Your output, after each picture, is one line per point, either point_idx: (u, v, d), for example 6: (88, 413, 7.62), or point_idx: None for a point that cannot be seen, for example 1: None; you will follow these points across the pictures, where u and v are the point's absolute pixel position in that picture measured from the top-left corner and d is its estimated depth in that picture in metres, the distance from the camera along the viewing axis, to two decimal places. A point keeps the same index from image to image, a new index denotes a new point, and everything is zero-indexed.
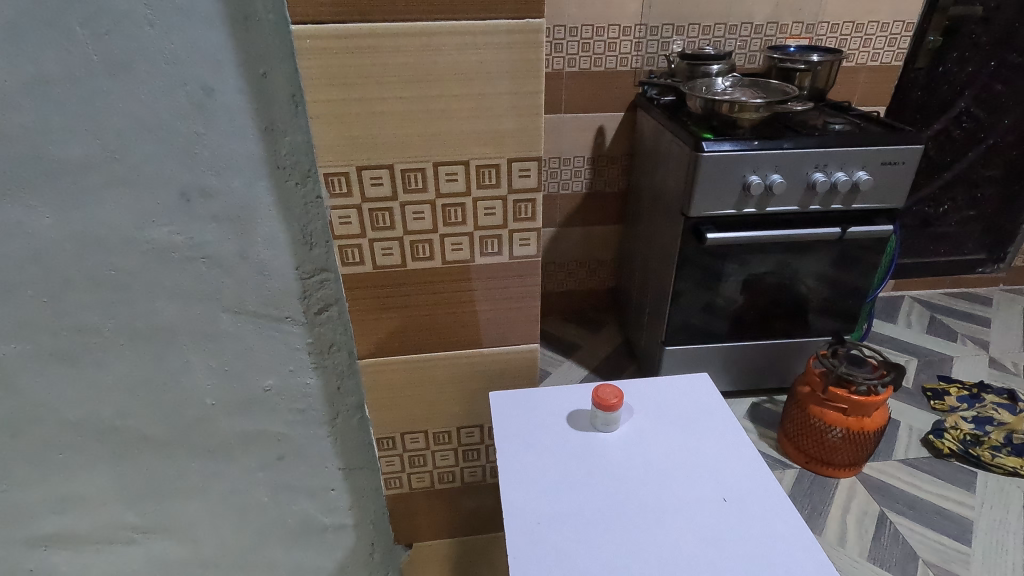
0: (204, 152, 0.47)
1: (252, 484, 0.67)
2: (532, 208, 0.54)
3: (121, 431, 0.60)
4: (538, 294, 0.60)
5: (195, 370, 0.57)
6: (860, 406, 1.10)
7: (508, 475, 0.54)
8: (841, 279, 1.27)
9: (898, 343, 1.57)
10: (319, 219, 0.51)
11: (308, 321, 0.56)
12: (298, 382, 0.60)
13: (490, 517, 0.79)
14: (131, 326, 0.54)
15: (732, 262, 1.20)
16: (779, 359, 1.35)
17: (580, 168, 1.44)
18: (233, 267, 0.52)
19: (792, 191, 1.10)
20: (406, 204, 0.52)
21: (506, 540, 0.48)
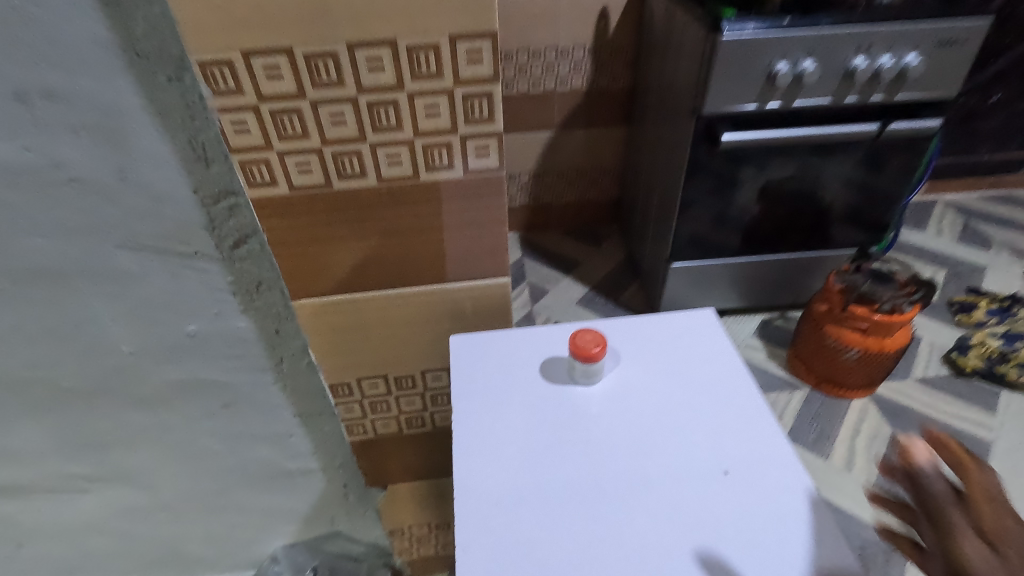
0: (27, 32, 0.33)
1: (202, 433, 0.61)
2: (488, 105, 0.41)
3: (35, 384, 0.53)
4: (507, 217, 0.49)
5: (102, 316, 0.48)
6: (882, 327, 1.00)
7: (482, 441, 0.49)
8: (871, 184, 1.13)
9: (925, 253, 1.45)
10: (208, 128, 0.40)
11: (225, 256, 0.46)
12: (228, 327, 0.50)
13: None
14: (7, 267, 0.44)
15: (750, 166, 1.06)
16: (795, 274, 1.25)
17: (581, 61, 1.25)
18: (113, 194, 0.41)
19: (826, 81, 0.93)
20: (319, 103, 0.41)
21: (477, 518, 0.44)
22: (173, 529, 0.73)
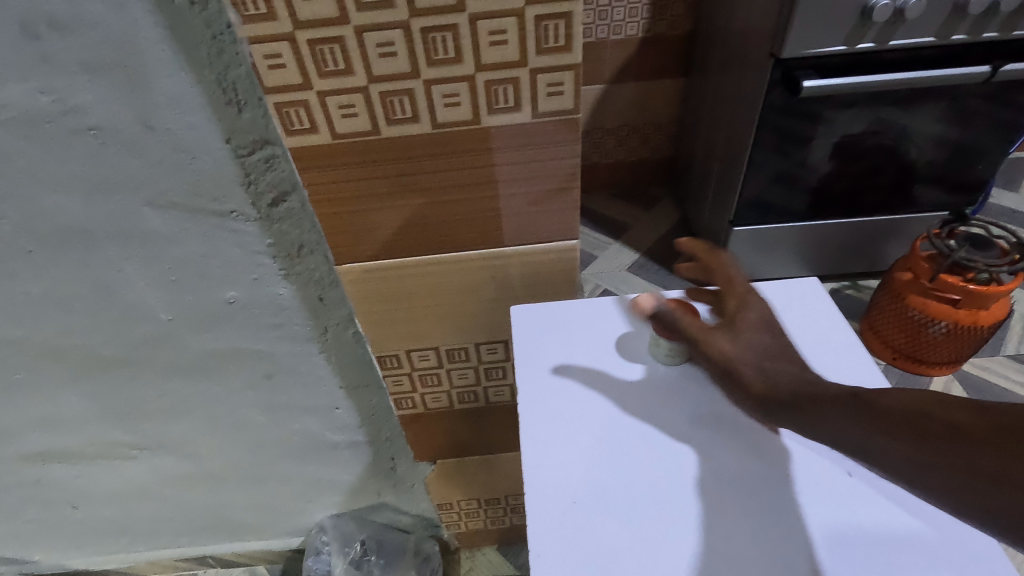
0: None
1: (244, 403, 0.58)
2: (561, 30, 0.35)
3: (74, 351, 0.50)
4: (578, 169, 0.42)
5: (135, 281, 0.45)
6: (977, 297, 0.90)
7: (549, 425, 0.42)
8: (968, 138, 1.00)
9: (1018, 219, 1.30)
10: (238, 64, 0.34)
11: (263, 217, 0.41)
12: (268, 294, 0.47)
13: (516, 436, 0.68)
14: (34, 227, 0.41)
15: (830, 117, 0.94)
16: (869, 239, 1.14)
17: (637, 5, 1.14)
18: (137, 143, 0.36)
19: (933, 14, 0.80)
20: (365, 29, 0.34)
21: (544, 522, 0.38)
22: (220, 498, 0.72)
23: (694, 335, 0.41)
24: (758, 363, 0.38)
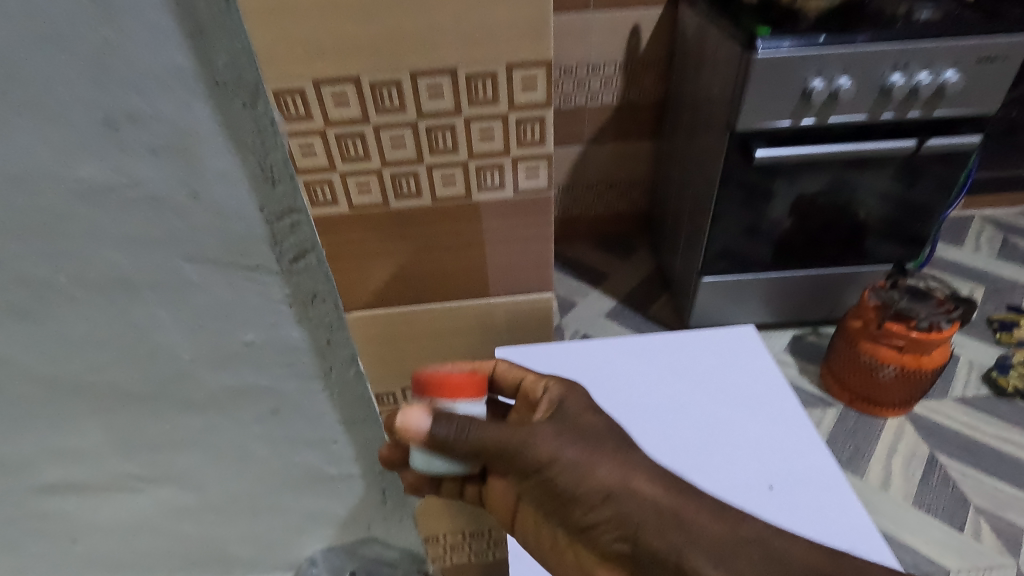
0: (121, 66, 0.36)
1: (250, 436, 0.63)
2: (538, 129, 0.44)
3: (101, 388, 0.56)
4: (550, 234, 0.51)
5: (166, 324, 0.51)
6: (918, 344, 0.99)
7: None
8: (909, 196, 1.11)
9: (963, 270, 1.42)
10: (277, 149, 0.42)
11: (284, 270, 0.48)
12: (281, 336, 0.53)
13: None
14: (83, 278, 0.47)
15: (783, 178, 1.05)
16: (829, 288, 1.23)
17: (612, 77, 1.27)
18: (184, 209, 0.43)
19: (863, 97, 0.93)
20: (382, 127, 0.43)
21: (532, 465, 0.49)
22: (217, 530, 0.76)
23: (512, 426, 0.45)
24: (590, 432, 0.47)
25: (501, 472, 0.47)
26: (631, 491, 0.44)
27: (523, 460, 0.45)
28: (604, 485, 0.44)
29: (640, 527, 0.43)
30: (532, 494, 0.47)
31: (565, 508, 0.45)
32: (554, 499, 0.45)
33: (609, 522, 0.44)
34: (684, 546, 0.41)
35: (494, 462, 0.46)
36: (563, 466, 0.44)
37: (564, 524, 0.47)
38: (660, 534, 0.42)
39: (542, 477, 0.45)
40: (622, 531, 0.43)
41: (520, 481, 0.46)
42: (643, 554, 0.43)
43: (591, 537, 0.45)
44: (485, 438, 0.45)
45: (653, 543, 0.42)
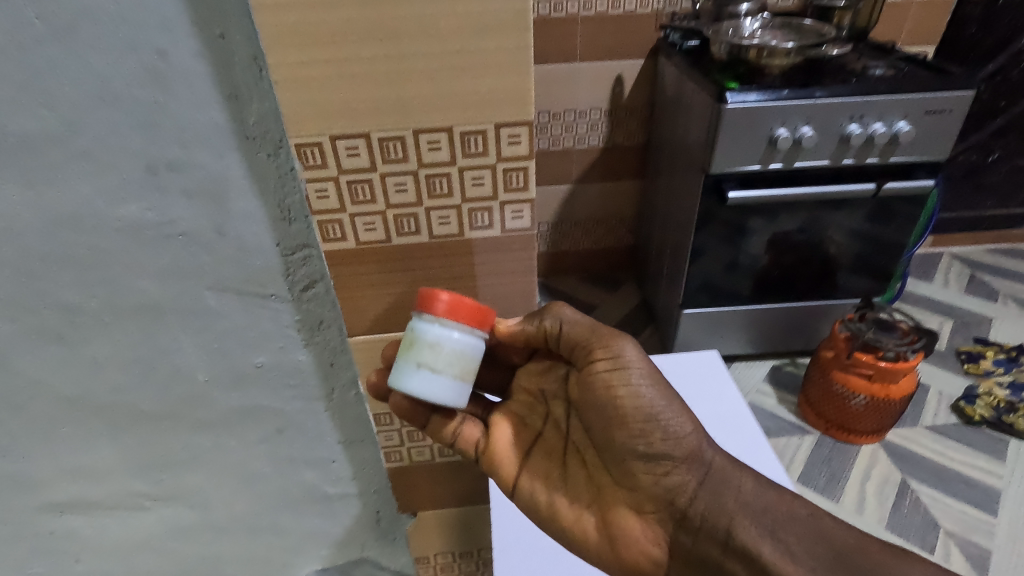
0: (167, 123, 0.42)
1: (254, 455, 0.67)
2: (523, 177, 0.50)
3: (119, 407, 0.60)
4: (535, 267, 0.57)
5: (186, 347, 0.56)
6: (886, 373, 1.05)
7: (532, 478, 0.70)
8: (876, 234, 1.19)
9: (934, 304, 1.49)
10: (295, 193, 0.48)
11: (295, 298, 0.54)
12: (290, 359, 0.58)
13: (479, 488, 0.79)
14: (115, 304, 0.52)
15: (757, 217, 1.13)
16: (805, 320, 1.30)
17: (597, 121, 1.36)
18: (211, 245, 0.49)
19: (824, 144, 1.03)
20: (387, 175, 0.49)
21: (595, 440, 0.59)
22: (217, 551, 0.78)
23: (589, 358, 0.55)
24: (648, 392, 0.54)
25: (588, 385, 0.56)
26: (706, 460, 0.55)
27: (626, 381, 0.54)
28: (687, 439, 0.54)
29: (700, 484, 0.54)
30: (611, 419, 0.55)
31: (639, 440, 0.54)
32: (634, 430, 0.54)
33: (673, 470, 0.54)
34: (738, 512, 0.53)
35: (598, 369, 0.55)
36: (654, 409, 0.53)
37: (621, 453, 0.56)
38: (715, 496, 0.54)
39: (638, 407, 0.54)
40: (680, 481, 0.55)
41: (606, 402, 0.55)
42: (684, 499, 0.55)
43: (643, 469, 0.55)
44: (599, 339, 0.55)
45: (703, 501, 0.54)
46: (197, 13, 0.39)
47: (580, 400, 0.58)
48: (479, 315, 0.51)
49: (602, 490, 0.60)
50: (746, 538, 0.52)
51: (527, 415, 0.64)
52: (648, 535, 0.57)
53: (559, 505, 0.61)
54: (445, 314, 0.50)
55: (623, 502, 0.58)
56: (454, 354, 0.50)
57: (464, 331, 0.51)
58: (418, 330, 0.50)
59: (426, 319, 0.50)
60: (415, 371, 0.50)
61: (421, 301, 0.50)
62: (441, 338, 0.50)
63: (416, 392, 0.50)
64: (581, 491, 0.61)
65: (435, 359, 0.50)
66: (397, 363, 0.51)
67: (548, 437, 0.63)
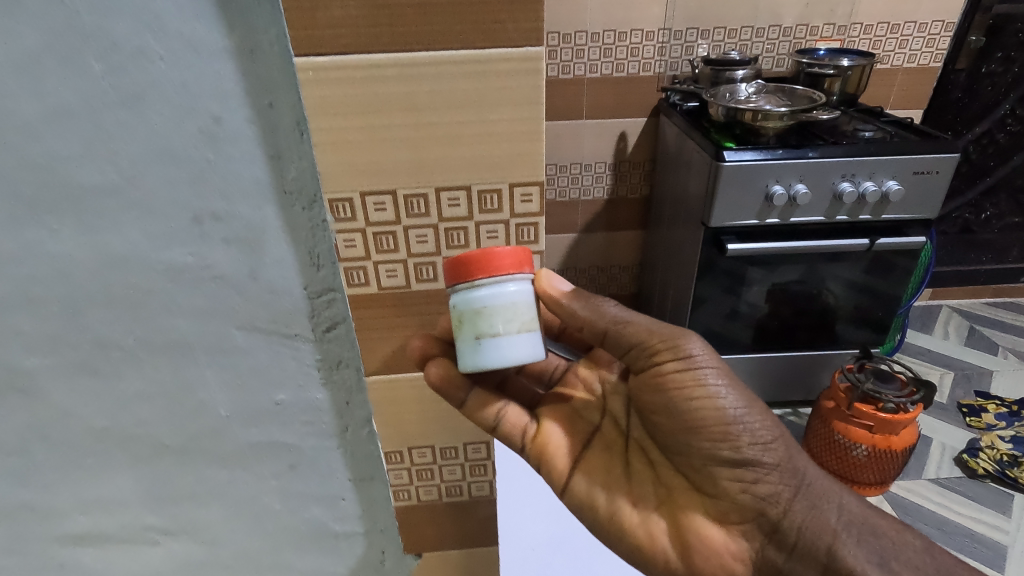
0: (214, 178, 0.48)
1: (266, 491, 0.69)
2: (534, 231, 0.55)
3: (142, 439, 0.62)
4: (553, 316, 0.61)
5: (211, 382, 0.59)
6: (886, 425, 1.07)
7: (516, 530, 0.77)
8: (873, 286, 1.21)
9: (933, 356, 1.51)
10: (324, 242, 0.52)
11: (317, 338, 0.57)
12: (307, 397, 0.61)
13: (486, 530, 0.77)
14: (149, 340, 0.56)
15: (757, 268, 1.17)
16: (806, 370, 1.32)
17: (602, 174, 1.42)
18: (243, 287, 0.53)
19: (818, 201, 1.08)
20: (410, 227, 0.53)
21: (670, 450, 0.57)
22: None
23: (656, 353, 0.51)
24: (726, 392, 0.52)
25: (658, 388, 0.53)
26: (794, 467, 0.54)
27: (705, 384, 0.51)
28: (775, 446, 0.52)
29: (794, 494, 0.53)
30: (691, 423, 0.52)
31: (724, 445, 0.52)
32: (718, 434, 0.52)
33: (763, 478, 0.52)
34: (841, 529, 0.53)
35: (669, 371, 0.51)
36: (736, 414, 0.51)
37: (701, 459, 0.54)
38: (811, 507, 0.53)
39: (723, 413, 0.51)
40: (772, 489, 0.53)
41: (684, 406, 0.52)
42: (776, 509, 0.53)
43: (729, 477, 0.53)
44: (663, 339, 0.51)
45: (799, 511, 0.53)
46: (251, 86, 0.45)
47: (646, 402, 0.56)
48: (521, 257, 0.48)
49: (673, 493, 0.57)
50: (850, 557, 0.52)
51: (583, 407, 0.63)
52: (731, 544, 0.54)
53: (623, 510, 0.58)
54: (488, 270, 0.46)
55: (700, 507, 0.56)
56: (513, 307, 0.47)
57: (514, 280, 0.47)
58: (465, 299, 0.47)
59: (467, 285, 0.47)
60: (484, 340, 0.47)
61: (457, 270, 0.47)
62: (493, 297, 0.46)
63: (492, 361, 0.47)
64: (649, 493, 0.58)
65: (496, 320, 0.47)
66: (460, 343, 0.48)
67: (607, 431, 0.62)
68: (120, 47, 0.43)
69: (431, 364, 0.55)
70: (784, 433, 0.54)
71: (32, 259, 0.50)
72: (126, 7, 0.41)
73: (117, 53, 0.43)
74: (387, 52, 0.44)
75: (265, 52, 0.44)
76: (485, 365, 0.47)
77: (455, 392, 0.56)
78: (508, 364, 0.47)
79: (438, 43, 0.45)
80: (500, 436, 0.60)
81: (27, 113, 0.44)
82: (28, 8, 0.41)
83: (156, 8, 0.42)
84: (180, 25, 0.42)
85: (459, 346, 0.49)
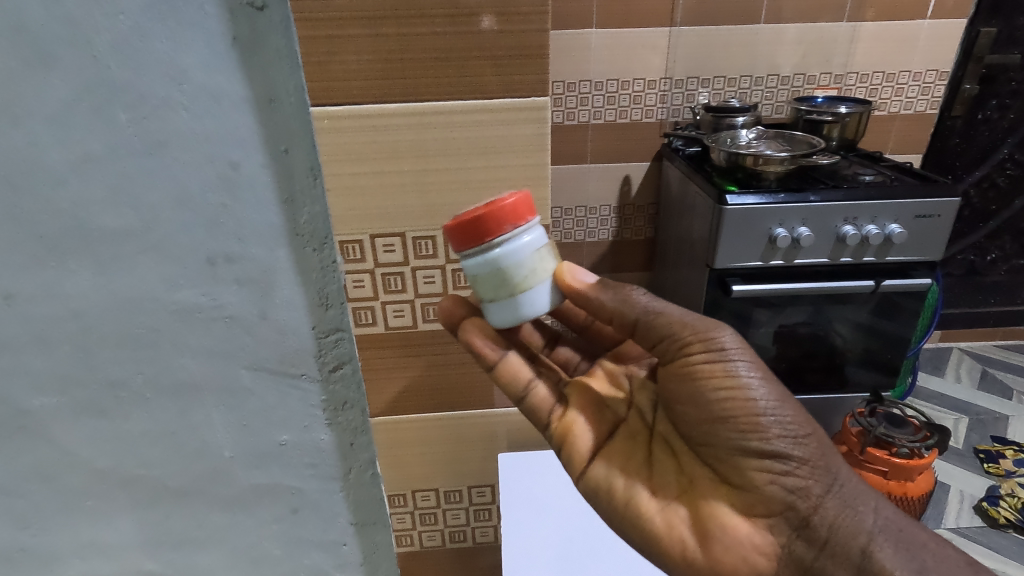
0: (230, 222, 0.49)
1: (265, 537, 0.66)
2: None
3: (143, 481, 0.61)
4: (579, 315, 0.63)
5: (216, 424, 0.59)
6: (901, 470, 1.04)
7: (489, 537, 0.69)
8: (881, 329, 1.21)
9: (946, 401, 1.48)
10: (334, 282, 0.53)
11: (324, 378, 0.58)
12: (312, 438, 0.61)
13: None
14: (159, 380, 0.56)
15: (764, 309, 1.16)
16: (816, 414, 1.29)
17: (606, 217, 1.44)
18: (253, 327, 0.54)
19: (821, 243, 1.09)
20: (418, 268, 0.57)
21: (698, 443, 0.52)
22: None
23: (689, 347, 0.48)
24: (763, 382, 0.48)
25: (684, 380, 0.49)
26: (828, 464, 0.49)
27: (734, 375, 0.48)
28: (808, 441, 0.48)
29: (826, 491, 0.49)
30: (718, 414, 0.49)
31: (751, 436, 0.48)
32: (747, 425, 0.48)
33: (793, 471, 0.48)
34: (876, 532, 0.49)
35: (697, 362, 0.48)
36: (767, 406, 0.48)
37: (725, 449, 0.50)
38: (845, 506, 0.49)
39: (752, 404, 0.48)
40: (802, 484, 0.48)
41: (709, 396, 0.49)
42: (807, 504, 0.49)
43: (757, 467, 0.49)
44: (695, 330, 0.48)
45: (830, 508, 0.49)
46: (269, 133, 0.46)
47: (670, 392, 0.52)
48: (526, 204, 0.46)
49: (694, 483, 0.53)
50: (885, 562, 0.47)
51: (608, 398, 0.59)
52: (755, 538, 0.50)
53: (641, 496, 0.54)
54: (507, 223, 0.45)
55: (724, 499, 0.51)
56: (536, 257, 0.47)
57: (527, 228, 0.46)
58: (482, 260, 0.46)
59: (481, 246, 0.45)
60: (516, 294, 0.47)
61: (475, 230, 0.45)
62: (514, 250, 0.45)
63: (528, 311, 0.47)
64: (669, 482, 0.54)
65: (520, 272, 0.46)
66: (489, 301, 0.48)
67: (631, 422, 0.58)
68: (146, 100, 0.45)
69: (467, 324, 0.53)
70: (818, 431, 0.50)
71: (48, 300, 0.51)
72: (154, 60, 0.44)
73: (143, 104, 0.45)
74: (401, 101, 0.49)
75: (284, 103, 0.46)
76: (522, 317, 0.48)
77: (490, 355, 0.53)
78: (541, 310, 0.48)
79: (449, 95, 0.49)
80: (526, 410, 0.57)
81: (53, 159, 0.46)
82: (62, 63, 0.43)
83: (183, 62, 0.44)
84: (204, 76, 0.44)
85: (488, 305, 0.48)
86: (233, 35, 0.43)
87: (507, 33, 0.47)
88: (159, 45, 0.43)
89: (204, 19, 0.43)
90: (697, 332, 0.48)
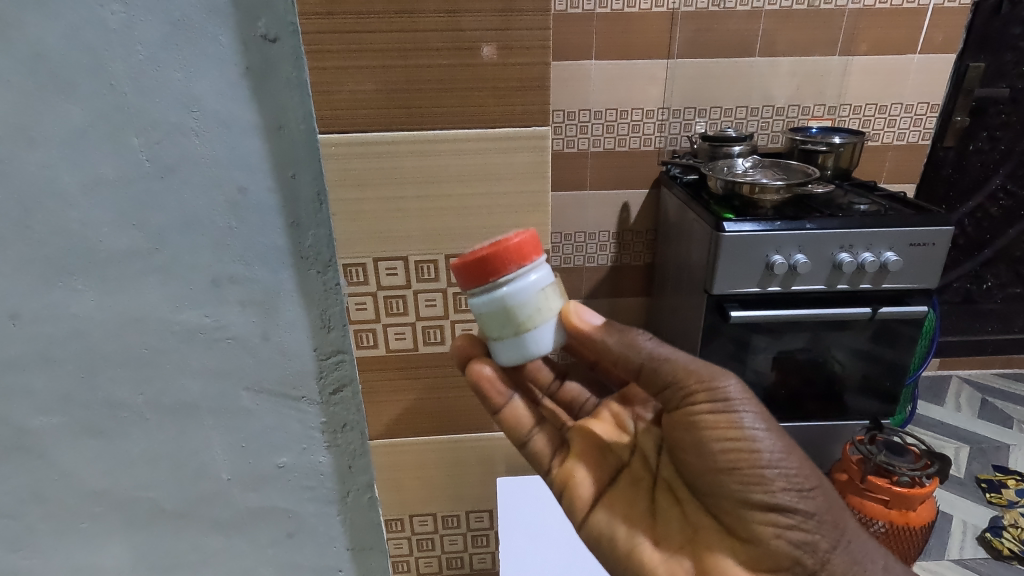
0: (237, 244, 0.50)
1: (260, 561, 0.65)
2: None
3: (139, 503, 0.61)
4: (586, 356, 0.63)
5: (215, 445, 0.59)
6: (902, 499, 1.03)
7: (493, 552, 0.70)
8: (879, 356, 1.21)
9: (947, 429, 1.48)
10: (336, 305, 0.54)
11: (324, 400, 0.58)
12: (310, 461, 0.60)
13: None
14: (160, 402, 0.56)
15: (763, 335, 1.17)
16: (816, 441, 1.29)
17: (605, 243, 1.46)
18: (255, 349, 0.54)
19: (817, 270, 1.10)
20: (420, 292, 0.58)
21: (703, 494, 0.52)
22: None
23: (693, 397, 0.48)
24: (767, 435, 0.48)
25: (688, 429, 0.49)
26: (836, 519, 0.50)
27: (739, 426, 0.48)
28: (813, 494, 0.48)
29: (833, 546, 0.49)
30: (720, 464, 0.49)
31: (756, 488, 0.48)
32: (750, 477, 0.48)
33: (799, 525, 0.48)
34: None
35: (700, 411, 0.48)
36: (771, 457, 0.47)
37: (729, 500, 0.49)
38: (853, 562, 0.49)
39: (757, 455, 0.47)
40: (808, 538, 0.48)
41: (713, 446, 0.48)
42: (814, 559, 0.48)
43: (762, 520, 0.48)
44: (699, 378, 0.48)
45: (837, 563, 0.49)
46: (278, 160, 0.48)
47: (675, 440, 0.52)
48: (533, 244, 0.47)
49: (699, 533, 0.52)
50: None
51: (613, 443, 0.59)
52: None
53: (644, 547, 0.54)
54: (513, 264, 0.46)
55: (729, 551, 0.50)
56: (541, 295, 0.47)
57: (533, 267, 0.47)
58: (489, 299, 0.46)
59: (488, 285, 0.46)
60: (522, 334, 0.47)
61: (482, 270, 0.46)
62: (519, 291, 0.46)
63: (534, 348, 0.48)
64: (673, 532, 0.54)
65: (526, 310, 0.47)
66: (495, 338, 0.49)
67: (635, 468, 0.58)
68: (159, 126, 0.46)
69: (477, 362, 0.53)
70: (822, 484, 0.50)
71: (53, 321, 0.52)
72: (167, 89, 0.45)
73: (155, 131, 0.46)
74: (403, 128, 0.51)
75: (293, 129, 0.47)
76: (527, 354, 0.49)
77: (497, 396, 0.54)
78: (546, 348, 0.49)
79: (451, 125, 0.51)
80: (528, 454, 0.58)
81: (65, 182, 0.47)
82: (78, 91, 0.45)
83: (197, 90, 0.45)
84: (215, 104, 0.46)
85: (494, 342, 0.49)
86: (245, 65, 0.45)
87: (508, 65, 0.49)
88: (175, 75, 0.45)
89: (218, 50, 0.44)
90: (702, 381, 0.48)
